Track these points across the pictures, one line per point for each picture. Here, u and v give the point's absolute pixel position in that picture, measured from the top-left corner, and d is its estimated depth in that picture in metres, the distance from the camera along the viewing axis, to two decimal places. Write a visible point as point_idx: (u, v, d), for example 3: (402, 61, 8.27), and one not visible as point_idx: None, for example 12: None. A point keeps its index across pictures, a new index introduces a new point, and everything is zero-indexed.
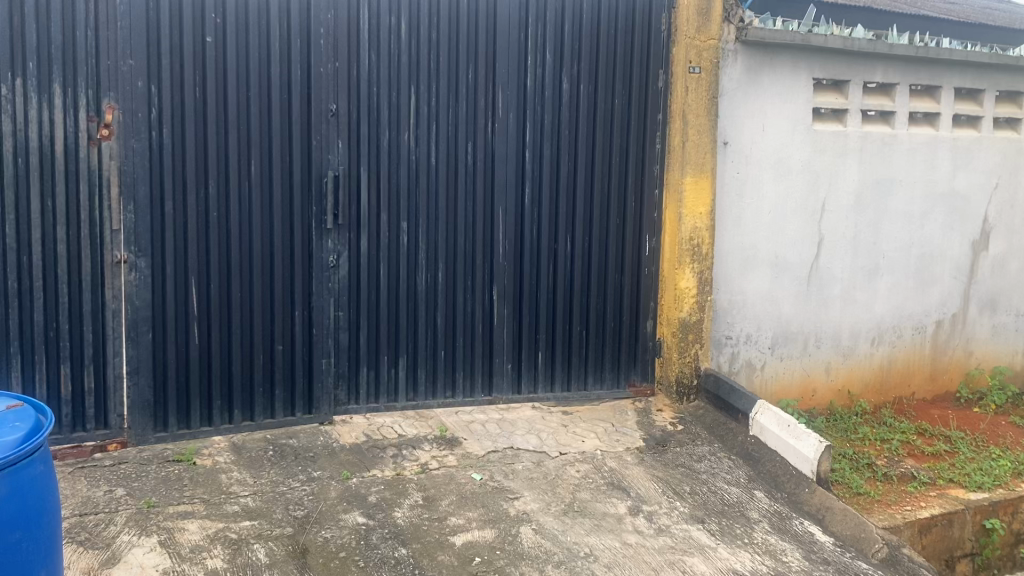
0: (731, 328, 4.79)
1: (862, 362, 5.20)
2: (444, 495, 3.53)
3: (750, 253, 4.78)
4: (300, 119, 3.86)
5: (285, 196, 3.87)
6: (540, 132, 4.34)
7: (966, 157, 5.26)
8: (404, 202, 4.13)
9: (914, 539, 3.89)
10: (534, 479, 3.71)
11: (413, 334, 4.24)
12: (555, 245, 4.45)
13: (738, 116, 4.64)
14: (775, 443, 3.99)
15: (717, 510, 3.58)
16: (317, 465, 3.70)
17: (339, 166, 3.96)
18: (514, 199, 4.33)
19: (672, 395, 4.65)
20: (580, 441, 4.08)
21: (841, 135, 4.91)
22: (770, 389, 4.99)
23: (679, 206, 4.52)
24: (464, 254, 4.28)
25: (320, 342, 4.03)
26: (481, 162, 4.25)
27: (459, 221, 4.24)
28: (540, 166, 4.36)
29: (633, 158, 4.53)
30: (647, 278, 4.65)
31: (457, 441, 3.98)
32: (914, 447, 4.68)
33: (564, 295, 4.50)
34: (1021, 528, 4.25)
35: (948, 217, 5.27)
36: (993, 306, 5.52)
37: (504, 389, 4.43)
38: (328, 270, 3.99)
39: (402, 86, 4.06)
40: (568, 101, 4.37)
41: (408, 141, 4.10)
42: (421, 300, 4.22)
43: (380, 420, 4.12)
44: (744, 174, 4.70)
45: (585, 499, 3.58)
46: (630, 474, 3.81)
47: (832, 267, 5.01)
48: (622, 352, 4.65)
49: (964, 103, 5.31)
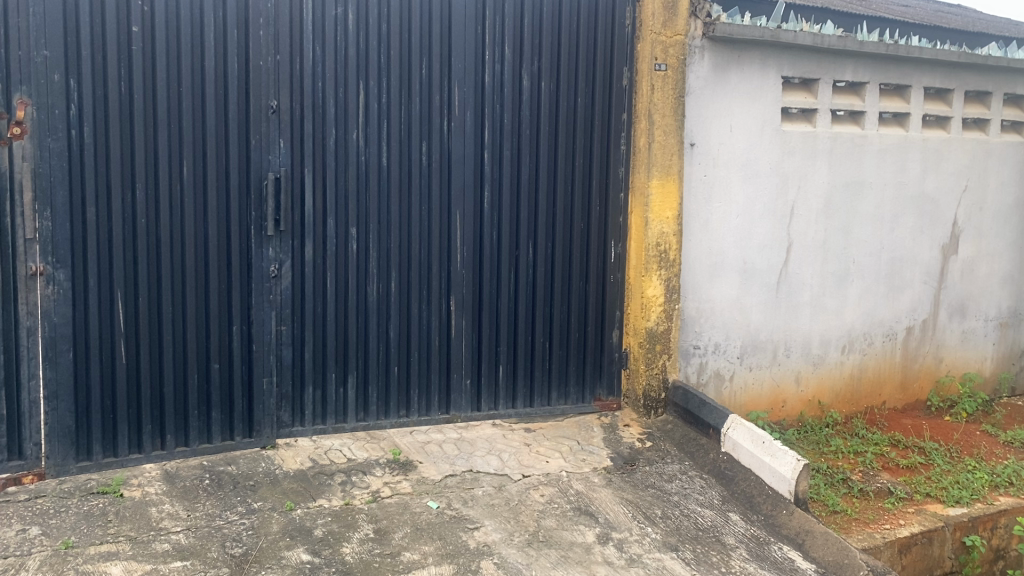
0: (698, 337, 4.58)
1: (832, 371, 5.03)
2: (398, 526, 3.24)
3: (718, 259, 4.57)
4: (237, 116, 3.55)
5: (221, 200, 3.55)
6: (498, 131, 4.07)
7: (936, 159, 5.13)
8: (353, 206, 3.82)
9: (895, 559, 3.70)
10: (495, 506, 3.44)
11: (364, 349, 3.94)
12: (517, 252, 4.18)
13: (706, 116, 4.43)
14: (748, 460, 3.76)
15: (691, 537, 3.34)
16: (258, 495, 3.38)
17: (280, 168, 3.65)
18: (472, 202, 4.05)
19: (639, 409, 4.42)
20: (543, 462, 3.82)
21: (810, 136, 4.73)
22: (739, 400, 4.78)
23: (645, 210, 4.28)
24: (419, 262, 3.99)
25: (261, 358, 3.72)
26: (437, 162, 3.96)
27: (413, 228, 3.95)
28: (500, 167, 4.09)
29: (598, 159, 4.28)
30: (613, 285, 4.41)
31: (412, 465, 3.70)
32: (888, 460, 4.52)
33: (527, 305, 4.23)
34: (1000, 543, 4.08)
35: (918, 220, 5.12)
36: (963, 311, 5.40)
37: (463, 406, 4.15)
38: (270, 280, 3.69)
39: (350, 81, 3.76)
40: (529, 99, 4.11)
41: (356, 141, 3.80)
42: (372, 312, 3.93)
43: (328, 443, 3.82)
44: (713, 176, 4.49)
45: (551, 527, 3.32)
46: (598, 498, 3.56)
47: (802, 273, 4.82)
48: (586, 365, 4.40)
49: (932, 104, 5.18)
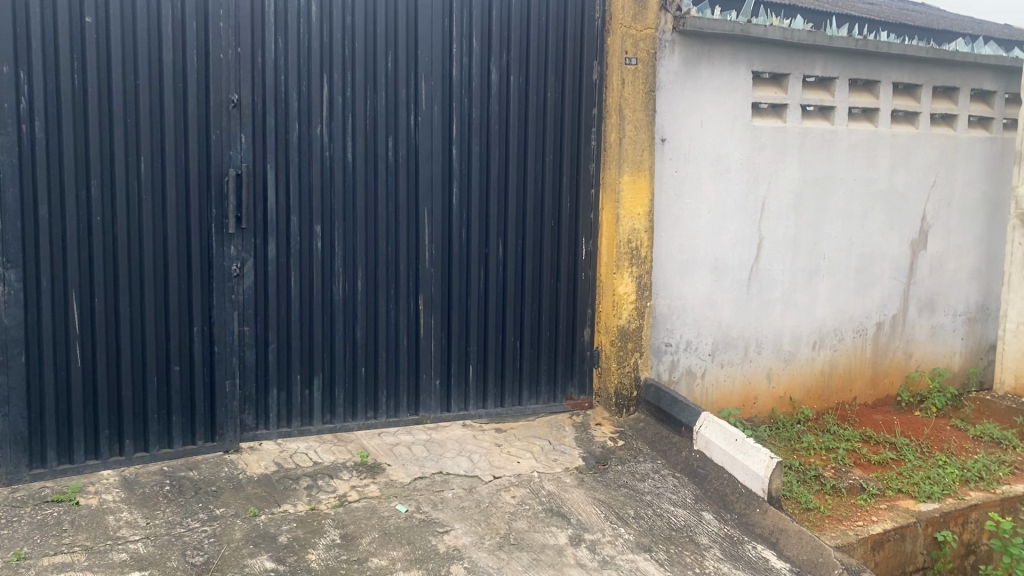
0: (670, 334, 4.53)
1: (804, 367, 5.02)
2: (365, 531, 3.16)
3: (690, 255, 4.53)
4: (196, 110, 3.44)
5: (180, 197, 3.44)
6: (467, 127, 3.99)
7: (904, 154, 5.14)
8: (317, 202, 3.73)
9: (867, 556, 3.68)
10: (465, 508, 3.37)
11: (329, 350, 3.84)
12: (486, 250, 4.11)
13: (677, 112, 4.39)
14: (721, 458, 3.72)
15: (664, 537, 3.29)
16: (220, 501, 3.28)
17: (242, 163, 3.55)
18: (440, 198, 3.97)
19: (611, 408, 4.36)
20: (514, 463, 3.76)
21: (781, 131, 4.71)
22: (711, 398, 4.75)
23: (616, 206, 4.22)
24: (386, 260, 3.90)
25: (223, 360, 3.62)
26: (404, 157, 3.88)
27: (380, 225, 3.86)
28: (468, 163, 4.02)
29: (568, 154, 4.22)
30: (584, 282, 4.35)
31: (380, 468, 3.62)
32: (860, 456, 4.52)
33: (497, 303, 4.16)
34: (971, 538, 4.05)
35: (888, 216, 5.13)
36: (931, 307, 5.41)
37: (432, 407, 4.07)
38: (231, 279, 3.58)
39: (313, 74, 3.67)
40: (497, 94, 4.04)
41: (321, 136, 3.71)
42: (338, 311, 3.83)
43: (293, 446, 3.73)
44: (684, 172, 4.45)
45: (522, 529, 3.25)
46: (570, 499, 3.50)
47: (773, 269, 4.80)
48: (557, 363, 4.34)
49: (901, 99, 5.18)
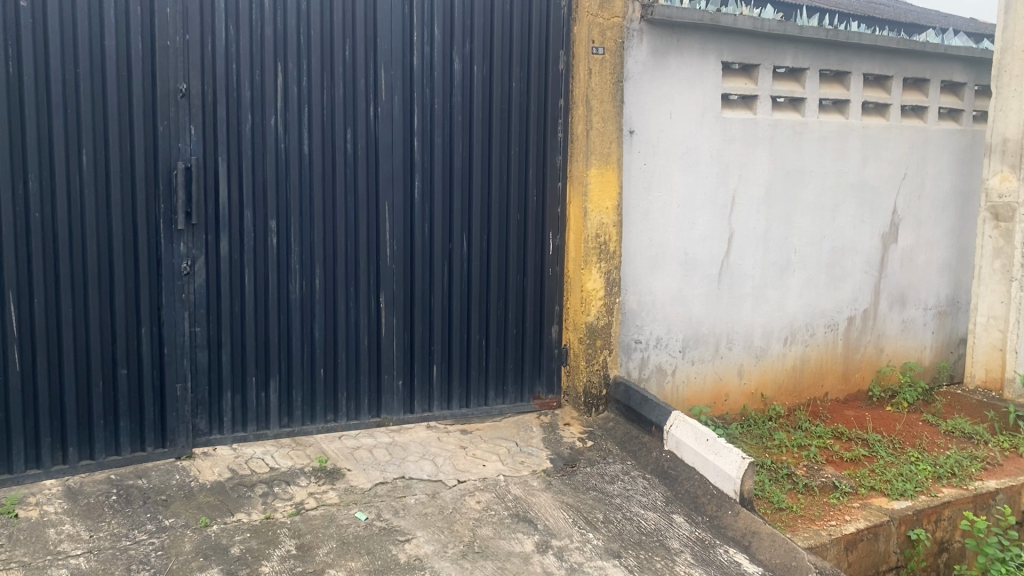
0: (640, 331, 4.43)
1: (775, 363, 4.94)
2: (322, 541, 3.02)
3: (660, 250, 4.43)
4: (142, 100, 3.27)
5: (125, 191, 3.27)
6: (429, 118, 3.85)
7: (875, 147, 5.08)
8: (272, 197, 3.57)
9: (841, 556, 3.60)
10: (428, 515, 3.24)
11: (286, 351, 3.69)
12: (450, 245, 3.97)
13: (645, 103, 4.28)
14: (692, 459, 3.62)
15: (634, 542, 3.18)
16: (169, 511, 3.12)
17: (192, 156, 3.38)
18: (401, 192, 3.82)
19: (580, 407, 4.25)
20: (480, 466, 3.63)
21: (751, 123, 4.62)
22: (681, 396, 4.66)
23: (583, 200, 4.10)
24: (345, 257, 3.75)
25: (173, 362, 3.45)
26: (362, 149, 3.73)
27: (338, 220, 3.71)
28: (430, 156, 3.88)
29: (534, 147, 4.10)
30: (551, 279, 4.23)
31: (339, 473, 3.48)
32: (832, 453, 4.46)
33: (462, 301, 4.03)
34: (945, 535, 3.99)
35: (859, 209, 5.07)
36: (902, 301, 5.37)
37: (394, 408, 3.93)
38: (181, 278, 3.42)
39: (267, 62, 3.51)
40: (461, 85, 3.90)
41: (275, 127, 3.55)
42: (294, 310, 3.68)
43: (249, 452, 3.58)
44: (653, 165, 4.34)
45: (487, 536, 3.13)
46: (537, 503, 3.39)
47: (743, 264, 4.71)
48: (524, 362, 4.22)
49: (872, 91, 5.12)
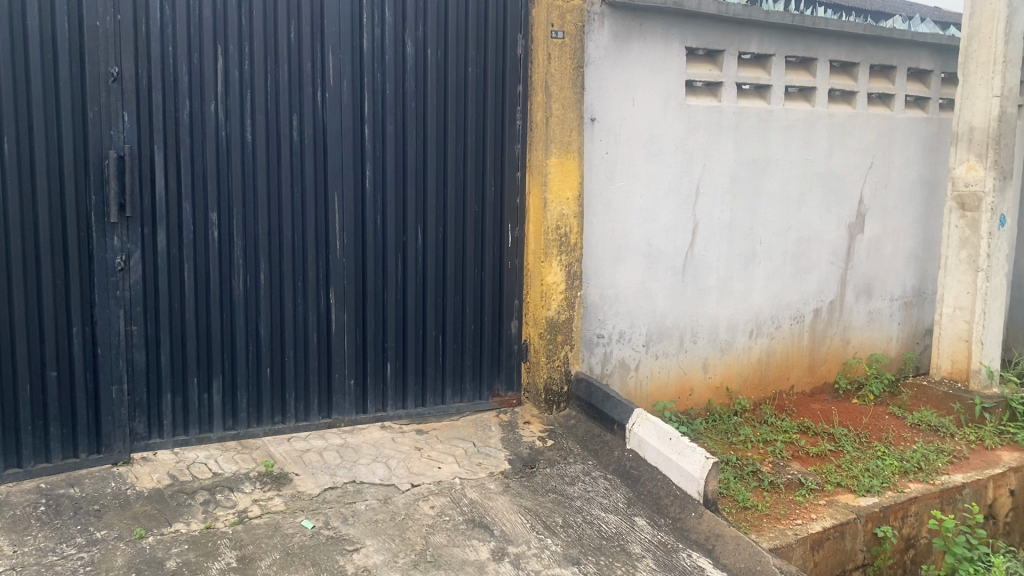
0: (602, 325, 4.30)
1: (740, 357, 4.84)
2: (265, 552, 2.85)
3: (622, 241, 4.30)
4: (69, 83, 3.06)
5: (52, 181, 3.06)
6: (380, 105, 3.68)
7: (841, 135, 4.98)
8: (212, 188, 3.38)
9: (806, 557, 3.50)
10: (379, 522, 3.08)
11: (230, 350, 3.51)
12: (404, 238, 3.80)
13: (607, 89, 4.13)
14: (654, 458, 3.50)
15: (594, 547, 3.05)
16: (102, 522, 2.93)
17: (125, 145, 3.18)
18: (351, 182, 3.65)
19: (540, 404, 4.11)
20: (435, 468, 3.48)
21: (715, 110, 4.50)
22: (645, 391, 4.54)
23: (543, 190, 3.95)
24: (292, 251, 3.57)
25: (108, 363, 3.26)
26: (310, 137, 3.54)
27: (284, 212, 3.53)
28: (381, 144, 3.70)
29: (492, 134, 3.94)
30: (511, 272, 4.08)
31: (286, 478, 3.32)
32: (797, 448, 4.37)
33: (416, 296, 3.87)
34: (911, 532, 3.91)
35: (825, 199, 4.98)
36: (868, 292, 5.30)
37: (346, 409, 3.77)
38: (115, 274, 3.22)
39: (206, 45, 3.31)
40: (414, 70, 3.73)
41: (215, 114, 3.36)
42: (238, 307, 3.50)
43: (192, 456, 3.40)
44: (615, 154, 4.20)
45: (440, 544, 2.98)
46: (494, 507, 3.24)
47: (708, 255, 4.60)
48: (483, 359, 4.07)
49: (838, 78, 5.02)
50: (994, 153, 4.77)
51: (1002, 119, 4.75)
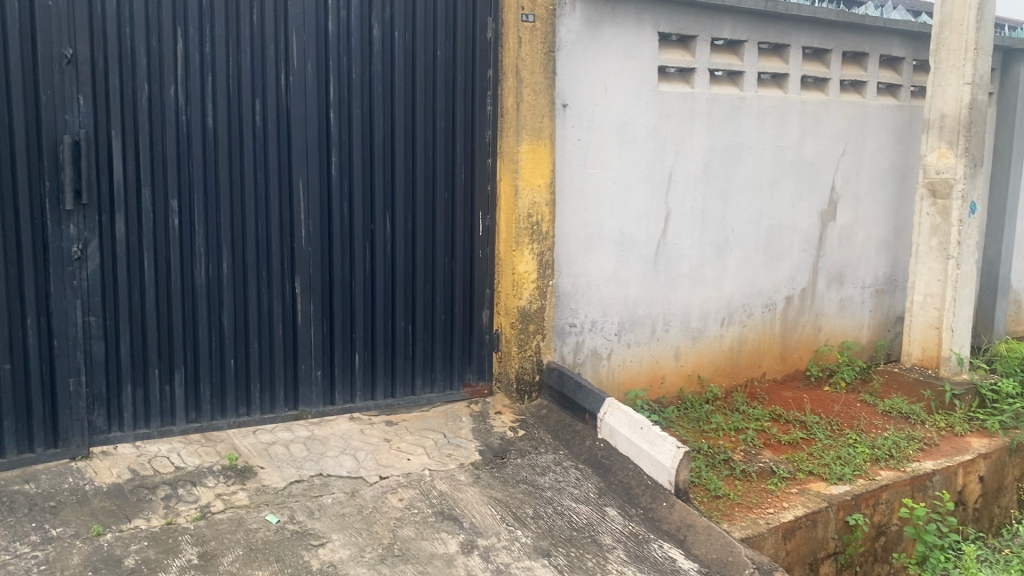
0: (574, 314, 4.25)
1: (712, 345, 4.81)
2: (228, 548, 2.78)
3: (594, 229, 4.25)
4: (21, 66, 2.96)
5: (4, 167, 2.96)
6: (346, 89, 3.59)
7: (813, 122, 4.96)
8: (172, 174, 3.28)
9: (778, 546, 3.49)
10: (346, 516, 3.02)
11: (192, 341, 3.42)
12: (372, 225, 3.73)
13: (579, 75, 4.07)
14: (626, 448, 3.46)
15: (564, 538, 3.00)
16: (58, 519, 2.84)
17: (80, 129, 3.08)
18: (316, 168, 3.56)
19: (512, 394, 4.05)
20: (404, 460, 3.42)
21: (687, 97, 4.46)
22: (617, 380, 4.49)
23: (515, 176, 3.88)
24: (256, 239, 3.48)
25: (65, 355, 3.17)
26: (273, 122, 3.45)
27: (247, 199, 3.44)
28: (348, 129, 3.62)
29: (462, 120, 3.86)
30: (482, 261, 4.02)
31: (251, 472, 3.24)
32: (769, 436, 4.35)
33: (385, 285, 3.79)
34: (882, 519, 3.90)
35: (798, 186, 4.96)
36: (840, 279, 5.29)
37: (313, 400, 3.69)
38: (71, 263, 3.12)
39: (164, 27, 3.21)
40: (381, 53, 3.65)
41: (175, 98, 3.26)
42: (200, 297, 3.41)
43: (153, 450, 3.31)
44: (587, 141, 4.15)
45: (408, 537, 2.91)
46: (463, 499, 3.19)
47: (680, 243, 4.56)
48: (453, 348, 4.01)
49: (810, 64, 4.99)
50: (965, 140, 4.77)
51: (973, 106, 4.75)
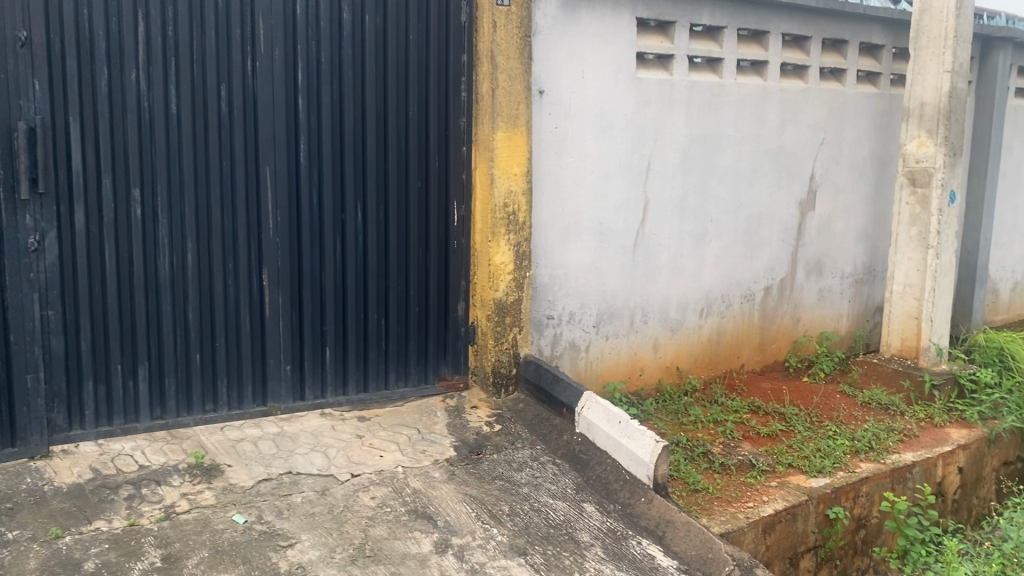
0: (552, 306, 4.18)
1: (690, 336, 4.76)
2: (192, 550, 2.68)
3: (572, 219, 4.16)
4: None
5: None
6: (315, 74, 3.48)
7: (793, 111, 4.90)
8: (134, 162, 3.16)
9: (758, 541, 3.44)
10: (316, 516, 2.92)
11: (156, 335, 3.31)
12: (342, 216, 3.62)
13: (556, 61, 3.98)
14: (604, 442, 3.39)
15: (541, 536, 2.93)
16: (15, 521, 2.73)
17: (36, 115, 2.96)
18: (284, 157, 3.45)
19: (488, 388, 3.97)
20: (376, 457, 3.33)
21: (666, 84, 4.38)
22: (596, 372, 4.42)
23: (490, 165, 3.79)
24: (222, 230, 3.37)
25: (23, 350, 3.05)
26: (240, 109, 3.34)
27: (212, 188, 3.33)
28: (317, 116, 3.51)
29: (435, 106, 3.77)
30: (456, 252, 3.92)
31: (218, 470, 3.14)
32: (748, 428, 4.30)
33: (356, 277, 3.69)
34: (862, 512, 3.86)
35: (777, 175, 4.90)
36: (819, 269, 5.25)
37: (282, 396, 3.59)
38: (28, 255, 3.01)
39: (124, 8, 3.08)
40: (351, 37, 3.54)
41: (137, 82, 3.14)
42: (164, 290, 3.29)
43: (117, 447, 3.20)
44: (564, 128, 4.06)
45: (380, 537, 2.83)
46: (437, 496, 3.10)
47: (659, 233, 4.49)
48: (428, 341, 3.92)
49: (790, 52, 4.93)
50: (945, 128, 4.73)
51: (952, 94, 4.71)
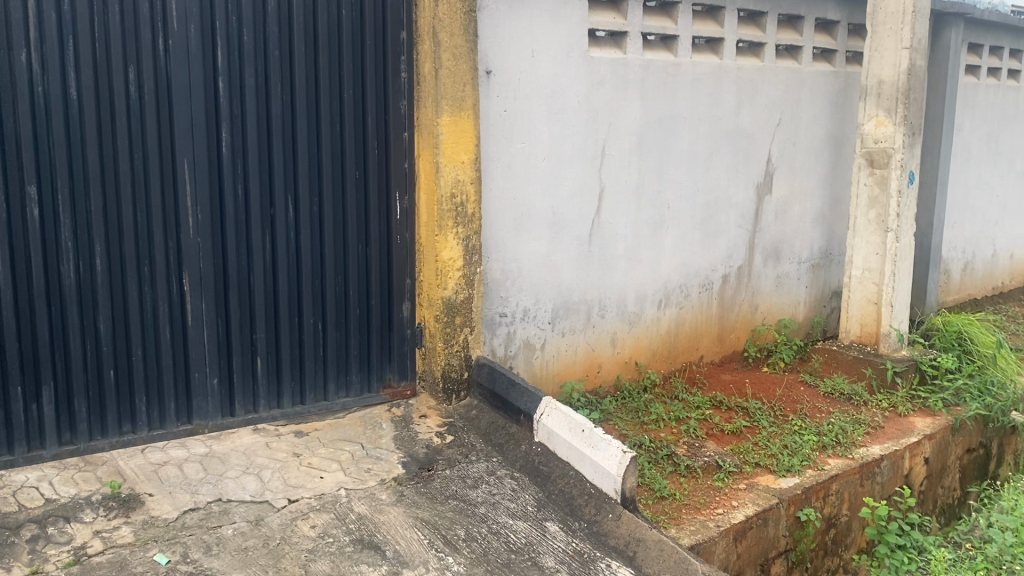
0: (505, 303, 3.90)
1: (649, 329, 4.53)
2: None
3: (524, 209, 3.88)
4: None
5: None
6: (236, 54, 3.12)
7: (749, 91, 4.69)
8: (28, 156, 2.78)
9: (729, 550, 3.22)
10: (249, 550, 2.60)
11: (61, 351, 2.94)
12: (271, 211, 3.28)
13: (503, 40, 3.68)
14: (566, 452, 3.13)
15: (501, 563, 2.66)
16: None
17: None
18: (203, 147, 3.09)
19: (438, 394, 3.68)
20: (316, 479, 3.02)
21: (620, 63, 4.11)
22: (552, 371, 4.17)
23: (435, 152, 3.47)
24: (133, 230, 3.00)
25: None
26: (150, 94, 2.96)
27: (121, 184, 2.95)
28: (240, 102, 3.15)
29: (372, 91, 3.44)
30: (399, 248, 3.62)
31: (137, 501, 2.79)
32: (712, 426, 4.10)
33: (288, 279, 3.36)
34: (831, 511, 3.69)
35: (734, 158, 4.69)
36: (777, 255, 5.07)
37: (209, 412, 3.25)
38: None
39: None
40: (277, 13, 3.19)
41: (27, 65, 2.75)
42: (69, 300, 2.92)
43: (20, 479, 2.83)
44: (513, 112, 3.77)
45: (322, 573, 2.52)
46: (385, 522, 2.81)
47: (614, 222, 4.25)
48: (370, 346, 3.61)
49: (746, 28, 4.71)
50: (903, 108, 4.56)
51: (911, 72, 4.54)
